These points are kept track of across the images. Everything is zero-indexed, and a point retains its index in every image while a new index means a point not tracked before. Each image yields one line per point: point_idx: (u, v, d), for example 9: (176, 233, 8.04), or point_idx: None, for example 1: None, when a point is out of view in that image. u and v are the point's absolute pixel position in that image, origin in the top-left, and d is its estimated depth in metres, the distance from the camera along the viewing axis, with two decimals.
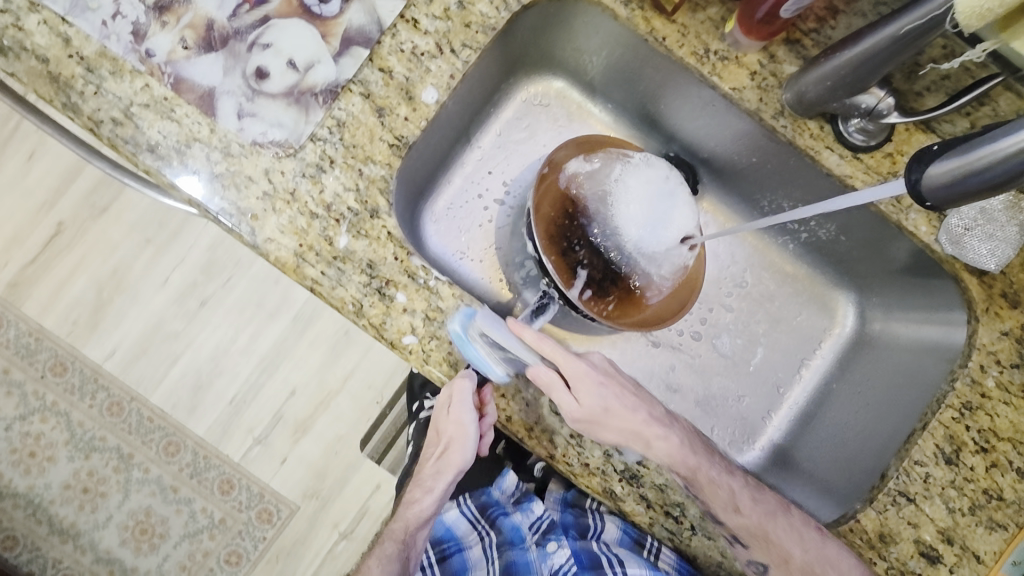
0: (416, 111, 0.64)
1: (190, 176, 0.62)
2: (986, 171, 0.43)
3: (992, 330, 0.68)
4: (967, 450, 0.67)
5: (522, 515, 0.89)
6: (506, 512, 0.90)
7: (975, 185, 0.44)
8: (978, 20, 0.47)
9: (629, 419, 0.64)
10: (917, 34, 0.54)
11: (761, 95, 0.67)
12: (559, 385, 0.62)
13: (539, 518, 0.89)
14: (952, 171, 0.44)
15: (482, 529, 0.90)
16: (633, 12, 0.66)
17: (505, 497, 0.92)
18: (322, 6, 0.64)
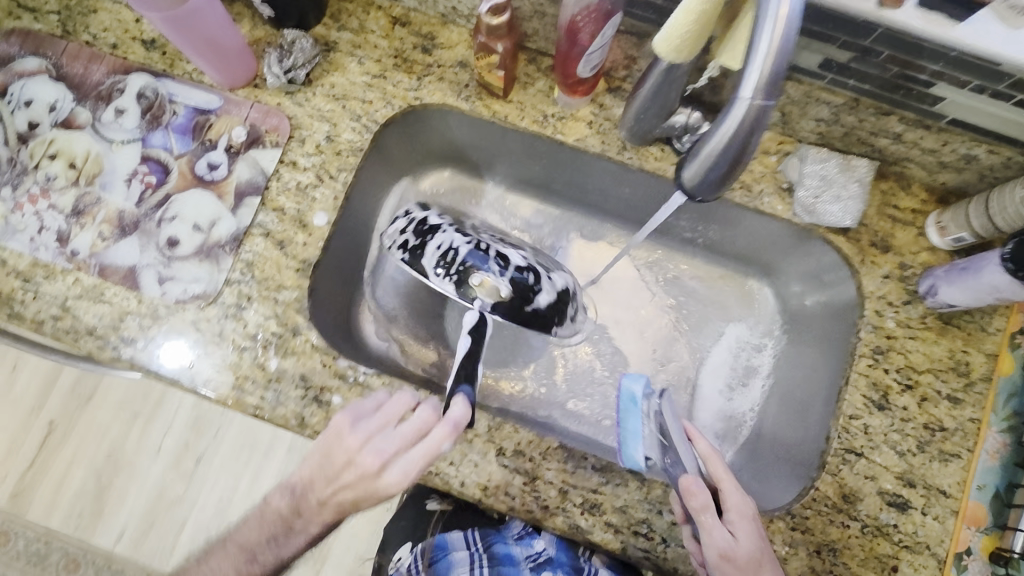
0: (312, 235, 0.73)
1: (173, 343, 0.70)
2: (716, 162, 0.49)
3: (874, 277, 0.73)
4: (894, 392, 0.70)
5: (522, 548, 0.89)
6: (506, 539, 0.90)
7: (716, 174, 0.49)
8: (674, 52, 0.59)
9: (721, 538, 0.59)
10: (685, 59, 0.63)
11: (602, 138, 0.76)
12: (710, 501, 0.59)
13: (536, 552, 0.89)
14: (697, 171, 0.51)
15: (476, 544, 0.90)
16: (475, 103, 0.77)
17: (508, 532, 0.91)
18: (213, 173, 0.74)
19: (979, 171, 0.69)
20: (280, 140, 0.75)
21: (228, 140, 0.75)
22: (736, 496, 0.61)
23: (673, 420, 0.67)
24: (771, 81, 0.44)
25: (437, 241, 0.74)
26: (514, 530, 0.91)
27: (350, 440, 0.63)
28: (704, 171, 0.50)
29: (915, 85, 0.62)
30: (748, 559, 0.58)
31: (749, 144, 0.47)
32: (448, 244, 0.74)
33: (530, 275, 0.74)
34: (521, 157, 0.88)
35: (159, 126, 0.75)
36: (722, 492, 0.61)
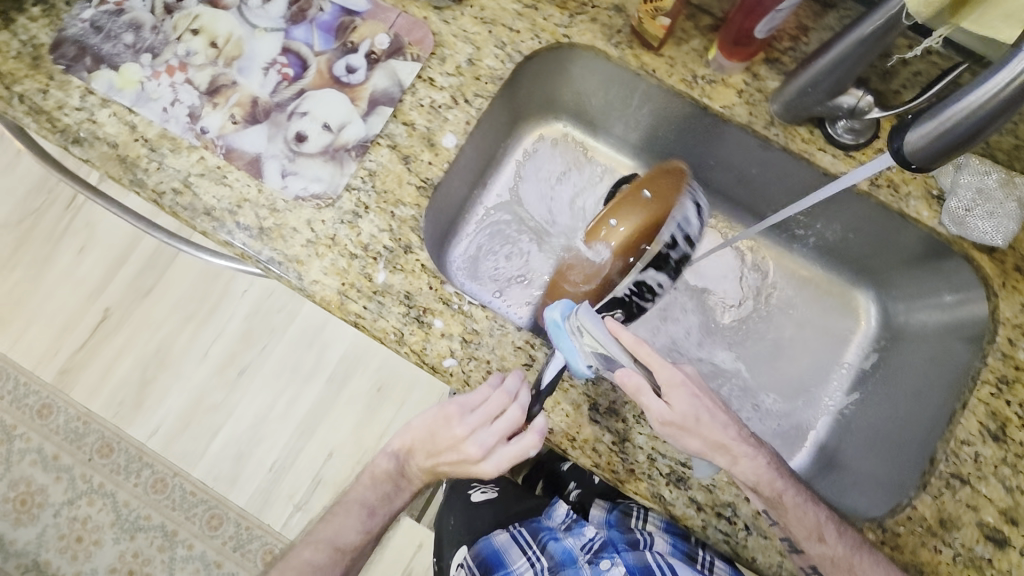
0: (439, 156, 0.72)
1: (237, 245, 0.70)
2: (958, 127, 0.45)
3: (1013, 304, 0.69)
4: (1013, 425, 0.67)
5: (573, 537, 0.90)
6: (557, 536, 0.91)
7: (949, 142, 0.45)
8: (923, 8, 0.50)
9: (717, 432, 0.64)
10: (880, 33, 0.60)
11: (750, 109, 0.73)
12: (647, 389, 0.62)
13: (589, 539, 0.90)
14: (929, 133, 0.46)
15: (532, 554, 0.89)
16: (624, 51, 0.74)
17: (555, 524, 0.93)
18: (350, 76, 0.72)
19: None
20: (422, 55, 0.73)
21: (370, 45, 0.73)
22: (666, 373, 0.64)
23: (596, 320, 0.64)
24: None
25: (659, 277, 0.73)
26: (560, 519, 0.94)
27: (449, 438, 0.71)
28: (938, 134, 0.45)
29: None
30: (687, 416, 0.63)
31: (1001, 117, 0.43)
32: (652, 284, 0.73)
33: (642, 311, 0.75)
34: (648, 120, 0.85)
35: (304, 19, 0.73)
36: (652, 373, 0.64)
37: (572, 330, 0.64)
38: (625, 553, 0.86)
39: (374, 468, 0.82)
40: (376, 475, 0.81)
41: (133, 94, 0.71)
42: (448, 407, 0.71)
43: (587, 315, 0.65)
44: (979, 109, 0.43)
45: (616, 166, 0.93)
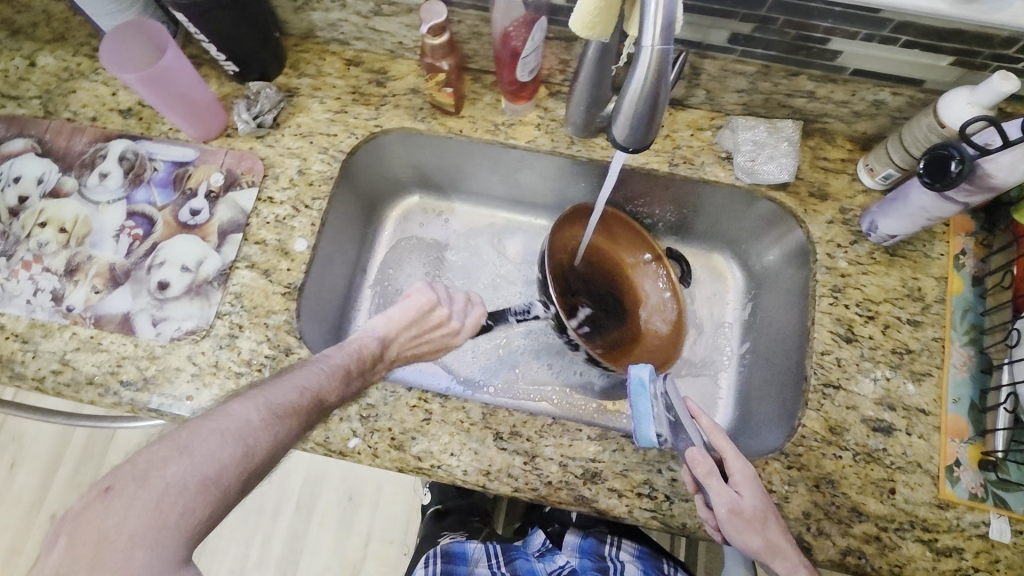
0: (295, 260, 0.78)
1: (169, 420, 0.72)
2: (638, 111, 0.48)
3: (819, 223, 0.79)
4: (858, 324, 0.74)
5: (544, 565, 0.95)
6: (528, 560, 0.97)
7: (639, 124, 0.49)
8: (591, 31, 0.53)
9: (775, 528, 0.62)
10: (599, 53, 0.68)
11: (551, 136, 0.84)
12: (717, 472, 0.62)
13: (559, 566, 0.94)
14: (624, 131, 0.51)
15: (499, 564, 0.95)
16: (431, 123, 0.84)
17: (530, 551, 0.98)
18: (195, 217, 0.79)
19: (889, 113, 0.76)
20: (256, 179, 0.81)
21: (208, 186, 0.80)
22: (739, 465, 0.63)
23: (678, 399, 0.70)
24: (666, 30, 0.45)
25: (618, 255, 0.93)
26: (535, 546, 0.99)
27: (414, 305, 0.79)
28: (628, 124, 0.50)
29: (814, 44, 0.70)
30: (754, 513, 0.61)
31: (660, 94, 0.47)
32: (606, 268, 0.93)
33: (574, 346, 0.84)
34: (482, 170, 0.95)
35: (141, 183, 0.80)
36: (724, 460, 0.65)
37: (652, 396, 0.70)
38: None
39: (354, 345, 0.72)
40: (330, 373, 0.66)
41: None
42: (424, 298, 0.80)
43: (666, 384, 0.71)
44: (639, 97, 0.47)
45: (475, 216, 1.03)
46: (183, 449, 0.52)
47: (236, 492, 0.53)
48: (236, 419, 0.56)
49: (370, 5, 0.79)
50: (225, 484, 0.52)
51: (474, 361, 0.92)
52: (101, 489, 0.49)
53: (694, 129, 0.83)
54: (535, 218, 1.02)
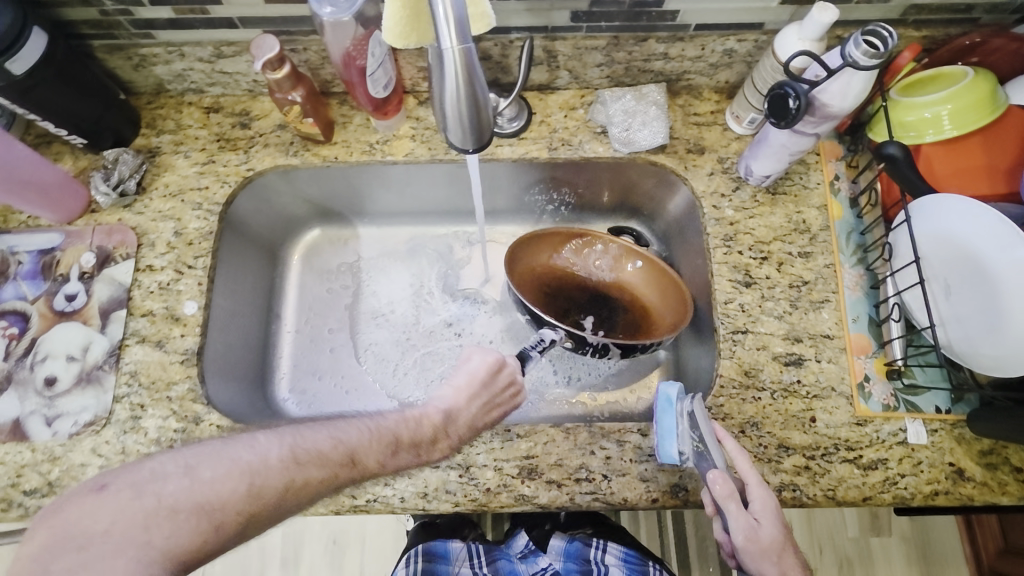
0: (188, 325, 0.75)
1: None
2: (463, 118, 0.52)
3: (701, 178, 0.80)
4: (754, 267, 0.77)
5: (527, 566, 0.90)
6: (509, 560, 0.91)
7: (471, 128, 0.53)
8: (407, 41, 0.55)
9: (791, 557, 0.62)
10: None
11: (427, 145, 0.83)
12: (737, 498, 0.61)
13: (540, 569, 0.90)
14: (458, 130, 0.53)
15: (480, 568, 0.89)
16: (304, 155, 0.82)
17: (513, 551, 0.93)
18: (72, 303, 0.75)
19: (743, 60, 0.78)
20: (131, 251, 0.77)
21: (79, 268, 0.76)
22: (762, 492, 0.63)
23: (706, 419, 0.66)
24: (462, 28, 0.47)
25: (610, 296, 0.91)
26: (519, 548, 0.92)
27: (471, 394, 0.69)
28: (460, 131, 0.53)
29: (651, 8, 0.71)
30: (770, 541, 0.61)
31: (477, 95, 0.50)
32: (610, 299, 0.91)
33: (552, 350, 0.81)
34: (372, 190, 0.93)
35: (7, 279, 0.76)
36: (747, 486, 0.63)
37: (677, 414, 0.68)
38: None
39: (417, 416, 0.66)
40: (376, 435, 0.62)
41: None
42: (491, 359, 0.71)
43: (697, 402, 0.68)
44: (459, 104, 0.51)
45: (380, 237, 1.01)
46: (187, 468, 0.53)
47: (226, 530, 0.53)
48: (256, 448, 0.56)
49: (210, 49, 0.76)
50: (217, 522, 0.52)
51: (411, 381, 0.92)
52: (97, 486, 0.51)
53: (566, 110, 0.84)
54: (442, 227, 1.01)
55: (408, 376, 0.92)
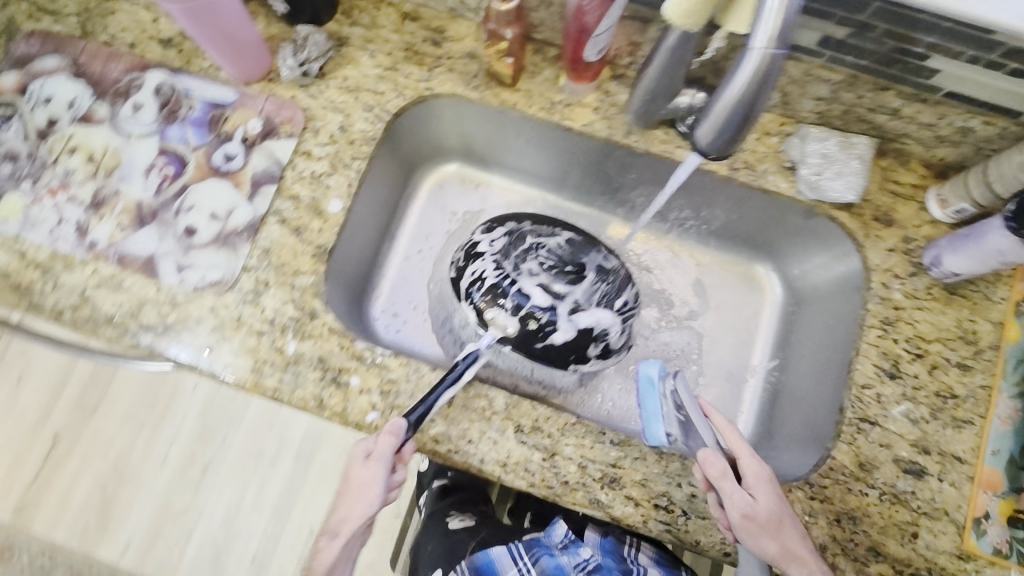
0: (327, 222, 0.75)
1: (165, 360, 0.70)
2: (727, 120, 0.52)
3: (879, 250, 0.75)
4: (905, 361, 0.71)
5: (569, 558, 0.87)
6: (551, 553, 0.88)
7: (726, 134, 0.52)
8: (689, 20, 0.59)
9: (794, 534, 0.61)
10: (680, 43, 0.65)
11: (608, 123, 0.79)
12: (729, 474, 0.62)
13: (584, 559, 0.87)
14: (712, 128, 0.53)
15: (525, 563, 0.88)
16: (484, 93, 0.79)
17: (552, 543, 0.90)
18: (229, 163, 0.76)
19: (976, 143, 0.71)
20: (295, 131, 0.77)
21: (244, 132, 0.77)
22: (755, 467, 0.63)
23: (690, 397, 0.68)
24: (783, 31, 0.46)
25: (475, 266, 0.75)
26: (558, 538, 0.90)
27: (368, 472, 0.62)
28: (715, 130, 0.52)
29: (911, 59, 0.65)
30: (769, 515, 0.60)
31: (755, 105, 0.50)
32: (480, 275, 0.75)
33: (542, 313, 0.72)
34: (526, 147, 0.90)
35: (176, 120, 0.77)
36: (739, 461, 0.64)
37: (659, 394, 0.69)
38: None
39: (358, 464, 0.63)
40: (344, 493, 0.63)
41: (17, 221, 0.73)
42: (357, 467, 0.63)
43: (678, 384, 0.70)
44: (733, 105, 0.50)
45: (511, 194, 0.98)
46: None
47: None
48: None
49: None
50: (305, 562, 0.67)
51: None
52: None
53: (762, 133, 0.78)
54: (576, 204, 0.97)
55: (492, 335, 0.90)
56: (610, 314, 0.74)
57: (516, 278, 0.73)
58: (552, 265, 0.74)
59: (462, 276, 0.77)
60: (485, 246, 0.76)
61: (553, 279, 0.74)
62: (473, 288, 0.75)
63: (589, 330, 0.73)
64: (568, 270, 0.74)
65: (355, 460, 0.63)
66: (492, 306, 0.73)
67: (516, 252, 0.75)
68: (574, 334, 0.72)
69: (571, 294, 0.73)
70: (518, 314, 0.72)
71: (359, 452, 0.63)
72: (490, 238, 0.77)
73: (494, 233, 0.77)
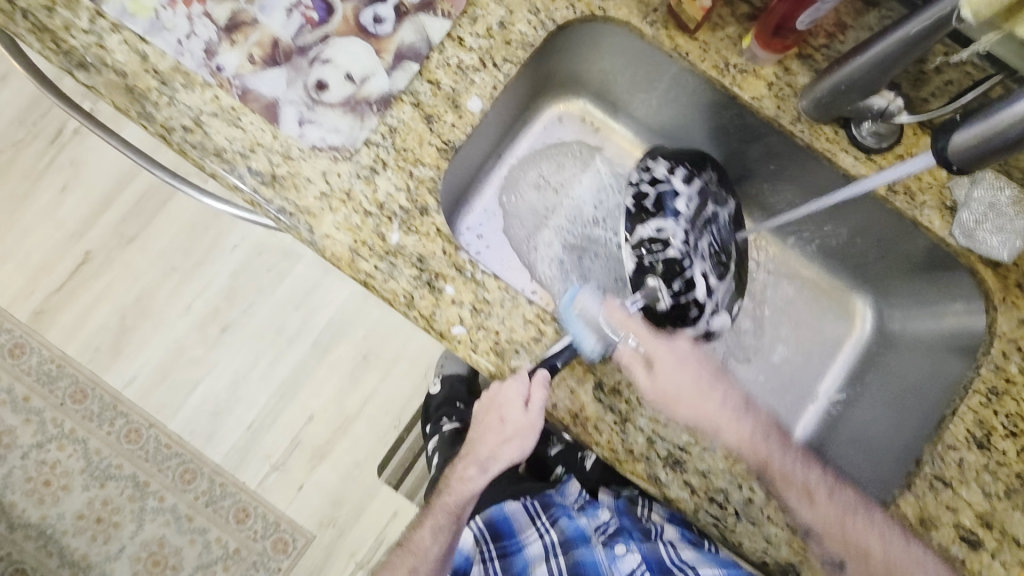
0: (462, 119, 0.70)
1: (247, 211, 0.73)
2: (1008, 130, 0.49)
3: (1010, 318, 0.71)
4: (998, 434, 0.69)
5: (588, 519, 0.90)
6: (570, 514, 0.90)
7: (998, 144, 0.49)
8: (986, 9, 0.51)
9: (703, 403, 0.66)
10: (924, 35, 0.60)
11: (778, 103, 0.72)
12: (637, 363, 0.66)
13: (604, 522, 0.89)
14: (980, 134, 0.50)
15: (543, 525, 0.89)
16: (659, 31, 0.73)
17: (569, 503, 0.92)
18: (377, 26, 0.70)
19: None
20: (453, 12, 0.71)
21: None
22: (670, 351, 0.67)
23: (599, 306, 0.69)
24: None
25: (660, 223, 0.74)
26: (574, 499, 0.92)
27: (523, 418, 0.67)
28: (987, 136, 0.49)
29: None
30: (671, 386, 0.65)
31: None
32: (667, 234, 0.73)
33: (696, 305, 0.73)
34: (669, 104, 0.84)
35: None
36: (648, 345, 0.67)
37: (577, 313, 0.68)
38: (640, 541, 0.85)
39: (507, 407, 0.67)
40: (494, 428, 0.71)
41: (145, 21, 0.68)
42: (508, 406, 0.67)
43: (584, 296, 0.71)
44: None
45: (631, 149, 0.92)
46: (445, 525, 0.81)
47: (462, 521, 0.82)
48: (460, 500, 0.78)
49: None
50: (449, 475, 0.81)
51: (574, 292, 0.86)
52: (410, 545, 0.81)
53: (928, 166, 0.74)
54: None
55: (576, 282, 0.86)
56: (729, 321, 0.77)
57: (692, 259, 0.73)
58: (716, 251, 0.76)
59: (644, 223, 0.74)
60: (682, 202, 0.75)
61: (712, 270, 0.75)
62: (650, 242, 0.73)
63: (713, 333, 0.76)
64: (722, 262, 0.76)
65: (512, 404, 0.66)
66: (660, 276, 0.73)
67: (699, 223, 0.76)
68: (701, 335, 0.75)
69: (717, 294, 0.75)
70: (676, 293, 0.72)
71: (517, 400, 0.65)
72: (687, 195, 0.76)
73: (692, 184, 0.76)
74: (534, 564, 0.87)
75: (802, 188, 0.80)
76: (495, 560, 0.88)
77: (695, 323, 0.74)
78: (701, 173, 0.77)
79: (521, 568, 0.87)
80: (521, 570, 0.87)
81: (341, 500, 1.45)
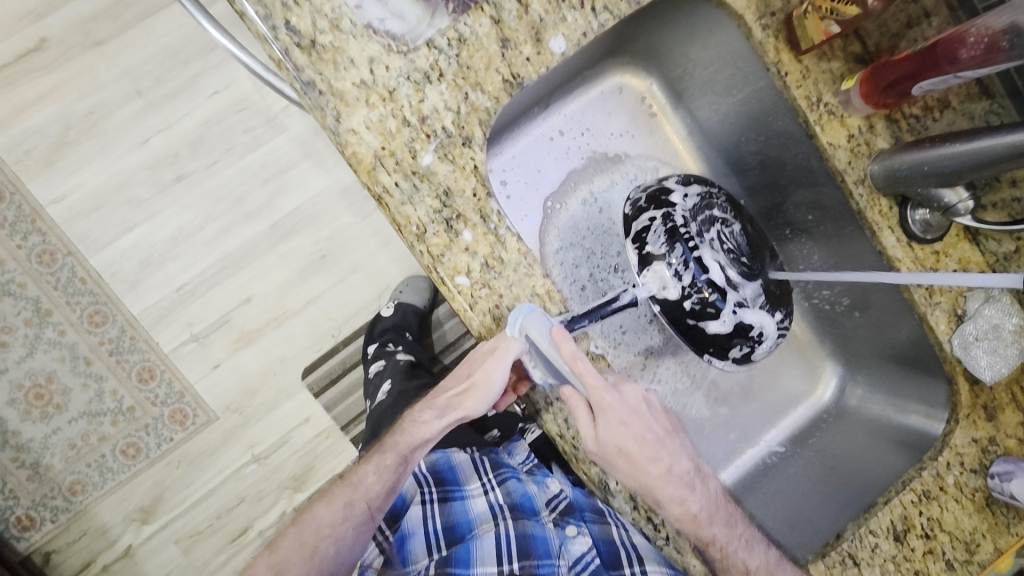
0: (540, 56, 0.62)
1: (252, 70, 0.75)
2: None
3: (966, 434, 0.75)
4: (913, 533, 0.73)
5: (536, 487, 0.89)
6: (519, 478, 0.91)
7: None
8: None
9: (651, 468, 0.63)
10: None
11: (851, 158, 0.69)
12: (583, 410, 0.62)
13: (555, 497, 0.88)
14: None
15: (488, 482, 0.90)
16: (768, 38, 0.67)
17: (518, 464, 0.93)
18: None
19: None
20: None
21: None
22: (618, 406, 0.61)
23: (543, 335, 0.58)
24: None
25: (653, 215, 0.70)
26: (523, 463, 0.93)
27: (482, 369, 0.64)
28: None
29: None
30: (617, 442, 0.62)
31: None
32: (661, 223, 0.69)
33: (717, 292, 0.67)
34: (736, 119, 0.79)
35: None
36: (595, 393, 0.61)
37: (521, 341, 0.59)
38: (592, 524, 0.84)
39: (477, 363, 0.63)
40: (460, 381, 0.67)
41: None
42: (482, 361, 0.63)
43: (532, 320, 0.59)
44: None
45: (679, 146, 0.87)
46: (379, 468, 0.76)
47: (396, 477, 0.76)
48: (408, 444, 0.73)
49: None
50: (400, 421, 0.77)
51: (574, 265, 0.81)
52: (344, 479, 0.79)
53: (952, 260, 0.71)
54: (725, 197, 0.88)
55: (580, 258, 0.81)
56: (772, 321, 0.71)
57: (700, 246, 0.68)
58: (730, 249, 0.71)
59: (637, 218, 0.71)
60: (677, 198, 0.71)
61: (729, 264, 0.70)
62: (649, 233, 0.69)
63: (748, 327, 0.70)
64: (742, 263, 0.71)
65: (484, 356, 0.63)
66: (664, 260, 0.68)
67: (702, 218, 0.70)
68: (729, 329, 0.69)
69: (741, 288, 0.69)
70: (684, 283, 0.67)
71: (488, 352, 0.62)
72: (683, 192, 0.72)
73: (689, 187, 0.72)
74: (478, 523, 0.86)
75: (831, 250, 0.79)
76: (434, 504, 0.87)
77: (719, 316, 0.68)
78: (704, 184, 0.74)
79: (462, 521, 0.87)
80: (460, 520, 0.87)
81: (255, 391, 1.38)
